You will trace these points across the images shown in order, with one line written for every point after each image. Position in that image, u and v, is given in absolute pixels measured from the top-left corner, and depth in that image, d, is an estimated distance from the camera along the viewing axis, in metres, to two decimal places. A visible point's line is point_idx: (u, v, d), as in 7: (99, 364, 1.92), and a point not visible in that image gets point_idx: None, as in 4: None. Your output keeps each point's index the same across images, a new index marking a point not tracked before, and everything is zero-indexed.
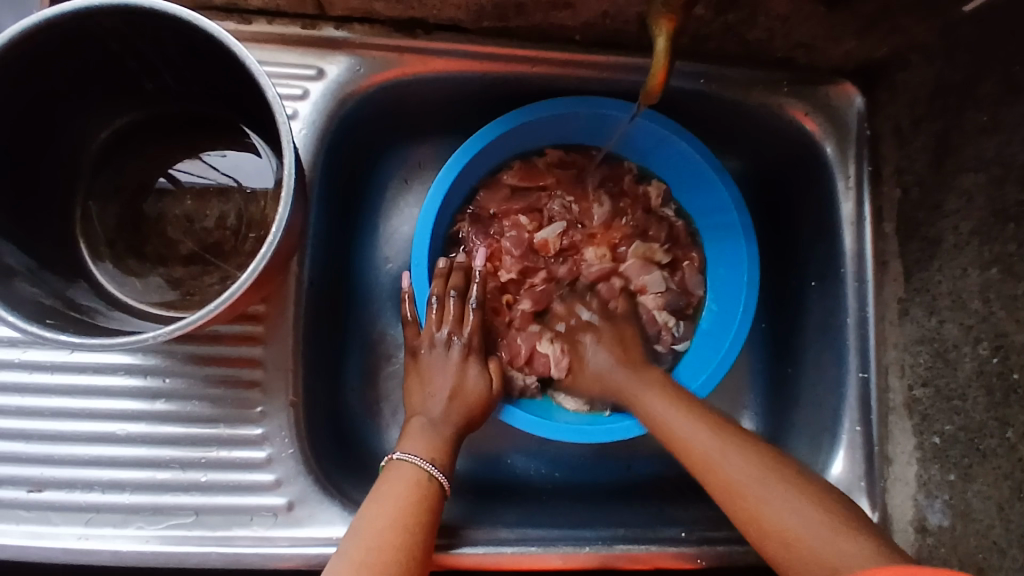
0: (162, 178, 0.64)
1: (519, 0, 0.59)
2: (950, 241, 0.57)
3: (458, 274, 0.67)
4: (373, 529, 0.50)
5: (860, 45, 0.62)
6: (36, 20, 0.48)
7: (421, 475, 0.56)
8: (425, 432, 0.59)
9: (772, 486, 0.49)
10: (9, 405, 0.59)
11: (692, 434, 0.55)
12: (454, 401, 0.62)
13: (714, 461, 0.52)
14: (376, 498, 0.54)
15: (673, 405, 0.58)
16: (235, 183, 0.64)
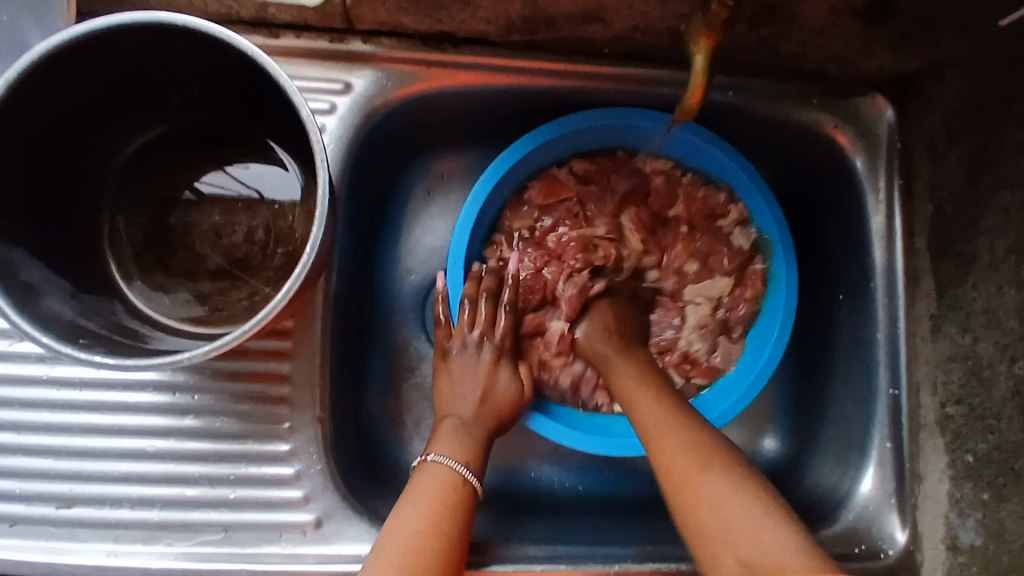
0: (188, 192, 0.64)
1: (551, 14, 0.59)
2: (986, 258, 0.57)
3: (491, 278, 0.67)
4: (408, 529, 0.50)
5: (894, 58, 0.62)
6: (66, 37, 0.48)
7: (456, 477, 0.55)
8: (457, 435, 0.59)
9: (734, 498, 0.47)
10: (37, 421, 0.59)
11: (684, 445, 0.52)
12: (482, 406, 0.61)
13: (699, 481, 0.49)
14: (410, 498, 0.53)
15: (667, 414, 0.55)
16: (258, 194, 0.64)
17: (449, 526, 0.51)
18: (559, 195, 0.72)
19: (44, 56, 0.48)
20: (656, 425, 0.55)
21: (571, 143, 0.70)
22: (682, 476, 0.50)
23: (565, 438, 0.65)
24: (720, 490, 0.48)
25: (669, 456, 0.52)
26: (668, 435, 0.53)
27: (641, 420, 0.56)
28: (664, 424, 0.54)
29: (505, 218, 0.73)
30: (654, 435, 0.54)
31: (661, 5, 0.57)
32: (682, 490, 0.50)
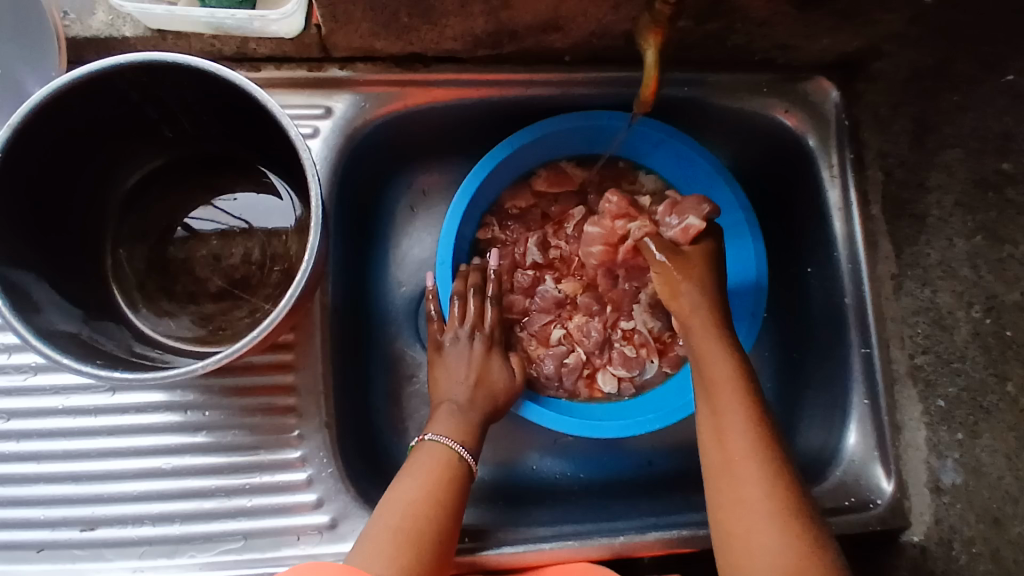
0: (180, 229, 0.67)
1: (513, 27, 0.63)
2: (935, 215, 0.61)
3: (476, 274, 0.71)
4: (407, 499, 0.54)
5: (836, 41, 0.66)
6: (65, 80, 0.52)
7: (452, 455, 0.59)
8: (454, 417, 0.62)
9: (758, 512, 0.54)
10: (56, 449, 0.62)
11: (752, 498, 0.55)
12: (477, 393, 0.64)
13: (755, 534, 0.53)
14: (409, 473, 0.57)
15: (743, 451, 0.57)
16: (246, 224, 0.67)
17: (444, 508, 0.55)
18: (564, 186, 0.79)
19: (43, 101, 0.51)
20: (730, 459, 0.57)
21: (548, 146, 0.75)
22: (737, 522, 0.55)
23: (558, 424, 0.70)
24: (770, 548, 0.52)
25: (735, 503, 0.55)
26: (740, 480, 0.56)
27: (716, 448, 0.59)
28: (738, 459, 0.57)
29: (502, 201, 0.79)
30: (725, 471, 0.57)
31: (612, 11, 0.61)
32: (732, 535, 0.55)
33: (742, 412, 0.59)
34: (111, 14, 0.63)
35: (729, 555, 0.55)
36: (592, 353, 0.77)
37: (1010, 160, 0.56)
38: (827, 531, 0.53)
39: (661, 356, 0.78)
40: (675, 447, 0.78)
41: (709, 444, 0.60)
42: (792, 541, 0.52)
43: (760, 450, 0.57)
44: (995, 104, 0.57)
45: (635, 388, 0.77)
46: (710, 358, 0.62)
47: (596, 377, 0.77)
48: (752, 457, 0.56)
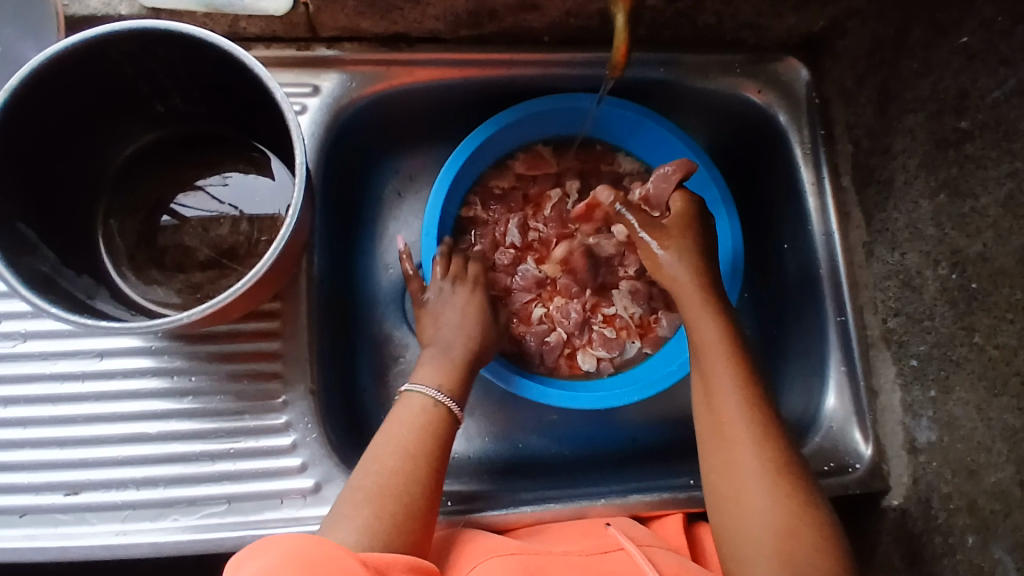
0: (166, 216, 0.68)
1: (492, 6, 0.66)
2: (902, 178, 0.63)
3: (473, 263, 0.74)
4: (381, 453, 0.57)
5: (800, 19, 0.69)
6: (61, 47, 0.53)
7: (427, 401, 0.61)
8: (434, 360, 0.65)
9: (752, 475, 0.55)
10: (43, 415, 0.63)
11: (745, 463, 0.55)
12: (464, 350, 0.66)
13: (746, 497, 0.54)
14: (387, 426, 0.59)
15: (735, 416, 0.57)
16: (236, 210, 0.68)
17: (424, 459, 0.57)
18: (543, 168, 0.81)
19: (41, 66, 0.53)
20: (720, 423, 0.58)
21: (529, 128, 0.78)
22: (729, 485, 0.56)
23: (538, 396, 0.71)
24: (761, 510, 0.53)
25: (727, 467, 0.56)
26: (731, 445, 0.56)
27: (706, 414, 0.59)
28: (729, 424, 0.57)
29: (484, 181, 0.81)
30: (716, 436, 0.58)
31: None
32: (724, 499, 0.56)
33: (733, 378, 0.59)
34: None
35: (720, 513, 0.56)
36: (571, 333, 0.79)
37: (966, 117, 0.57)
38: (814, 488, 0.55)
39: (642, 338, 0.79)
40: (660, 421, 0.80)
41: (700, 410, 0.60)
42: (779, 504, 0.53)
43: (751, 414, 0.57)
44: (950, 67, 0.58)
45: (614, 367, 0.79)
46: (698, 325, 0.62)
47: (576, 357, 0.79)
48: (743, 420, 0.57)
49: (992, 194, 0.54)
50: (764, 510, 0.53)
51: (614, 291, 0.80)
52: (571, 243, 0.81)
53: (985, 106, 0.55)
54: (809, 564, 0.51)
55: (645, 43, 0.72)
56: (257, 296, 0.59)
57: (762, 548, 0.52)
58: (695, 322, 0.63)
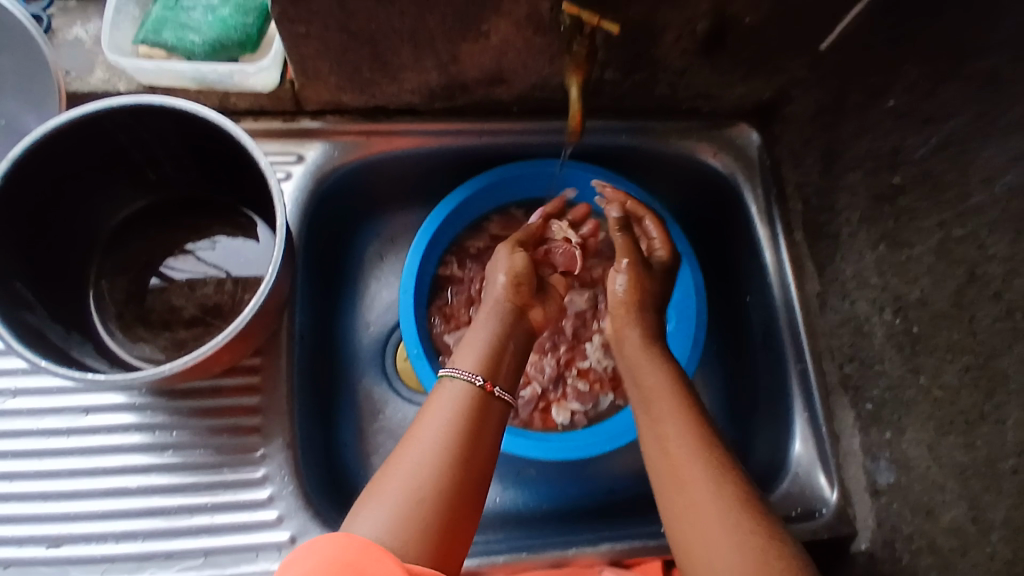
0: (155, 278, 0.71)
1: (464, 81, 0.72)
2: (847, 232, 0.68)
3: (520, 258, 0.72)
4: (420, 444, 0.54)
5: (749, 89, 0.75)
6: (63, 120, 0.58)
7: (466, 392, 0.58)
8: (476, 354, 0.62)
9: (710, 510, 0.52)
10: (28, 469, 0.64)
11: (701, 499, 0.53)
12: (503, 351, 0.63)
13: (711, 536, 0.51)
14: (429, 414, 0.57)
15: (687, 455, 0.56)
16: (224, 273, 0.71)
17: (464, 459, 0.54)
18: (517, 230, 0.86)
19: (42, 138, 0.58)
20: (673, 464, 0.56)
21: (503, 192, 0.83)
22: (692, 530, 0.52)
23: (511, 446, 0.74)
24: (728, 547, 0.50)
25: (686, 509, 0.53)
26: (687, 482, 0.54)
27: (658, 464, 0.58)
28: (681, 464, 0.56)
29: (461, 242, 0.86)
30: (670, 479, 0.56)
31: (550, 64, 0.70)
32: (689, 546, 0.52)
33: (681, 423, 0.58)
34: (108, 72, 0.71)
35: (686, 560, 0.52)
36: (546, 387, 0.81)
37: (898, 173, 0.61)
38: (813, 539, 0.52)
39: (615, 390, 0.82)
40: (635, 473, 0.81)
41: (652, 462, 0.59)
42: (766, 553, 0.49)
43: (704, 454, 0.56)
44: (883, 127, 0.63)
45: (588, 420, 0.81)
46: (647, 376, 0.64)
47: (551, 410, 0.81)
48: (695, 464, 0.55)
49: (925, 242, 0.58)
50: (731, 545, 0.50)
51: (587, 345, 0.83)
52: None
53: (914, 161, 0.59)
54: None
55: (606, 112, 0.78)
56: (238, 351, 0.62)
57: None
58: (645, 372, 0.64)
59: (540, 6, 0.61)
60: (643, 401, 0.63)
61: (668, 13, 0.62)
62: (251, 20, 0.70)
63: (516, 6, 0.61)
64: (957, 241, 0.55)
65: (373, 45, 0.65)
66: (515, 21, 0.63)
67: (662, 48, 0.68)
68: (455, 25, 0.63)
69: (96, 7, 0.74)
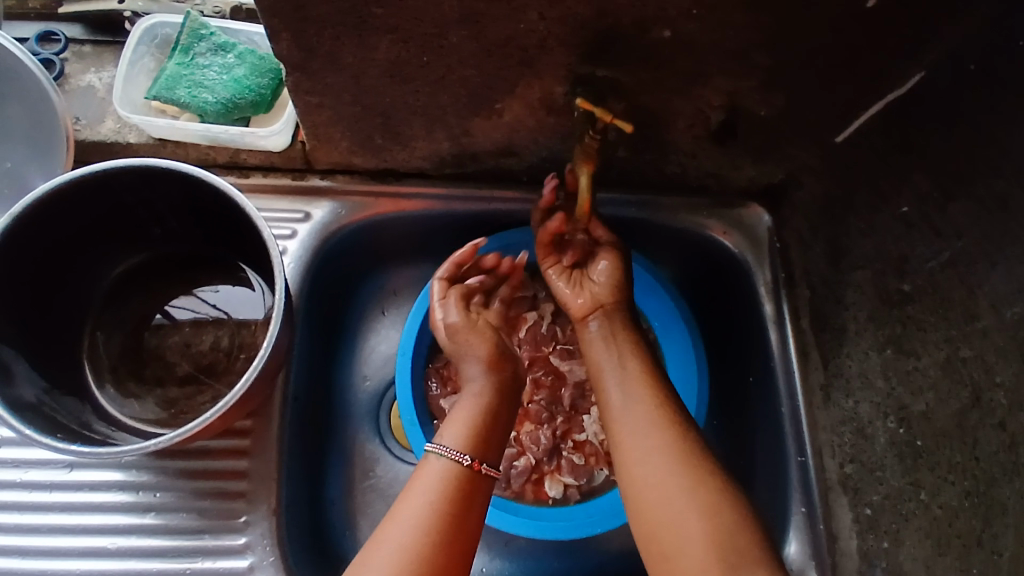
0: (159, 315, 0.71)
1: (474, 151, 0.72)
2: (853, 329, 0.66)
3: (455, 294, 0.74)
4: (400, 525, 0.56)
5: (760, 171, 0.75)
6: (67, 179, 0.58)
7: (454, 467, 0.61)
8: (460, 426, 0.65)
9: (667, 468, 0.56)
10: (9, 522, 0.64)
11: (655, 458, 0.57)
12: (487, 416, 0.66)
13: (664, 496, 0.54)
14: (410, 490, 0.60)
15: (642, 420, 0.59)
16: (224, 314, 0.70)
17: (444, 543, 0.56)
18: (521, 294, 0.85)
19: (45, 195, 0.58)
20: (627, 429, 0.59)
21: None
22: (645, 489, 0.56)
23: (503, 523, 0.73)
24: (681, 505, 0.53)
25: (641, 467, 0.57)
26: (642, 442, 0.58)
27: (615, 424, 0.61)
28: (635, 429, 0.59)
29: None
30: (624, 443, 0.59)
31: (561, 141, 0.69)
32: (641, 501, 0.56)
33: (637, 390, 0.62)
34: (119, 122, 0.70)
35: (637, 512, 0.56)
36: (540, 458, 0.79)
37: (907, 281, 0.60)
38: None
39: (610, 466, 0.80)
40: (626, 553, 0.80)
41: (608, 418, 0.62)
42: (764, 554, 0.51)
43: (662, 417, 0.59)
44: (891, 231, 0.62)
45: (581, 494, 0.79)
46: (602, 350, 0.67)
47: (543, 482, 0.79)
48: (651, 427, 0.59)
49: (932, 355, 0.57)
50: (684, 503, 0.53)
51: (584, 417, 0.82)
52: (546, 367, 0.83)
53: (922, 271, 0.58)
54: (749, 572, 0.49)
55: (614, 185, 0.78)
56: (230, 417, 0.61)
57: (682, 543, 0.52)
58: (603, 360, 0.66)
59: (553, 92, 0.62)
60: (597, 378, 0.65)
61: (679, 103, 0.64)
62: (265, 82, 0.70)
63: (529, 89, 0.62)
64: (964, 361, 0.54)
65: (385, 116, 0.66)
66: (527, 102, 0.64)
67: (673, 133, 0.68)
68: (467, 103, 0.64)
69: (112, 53, 0.74)
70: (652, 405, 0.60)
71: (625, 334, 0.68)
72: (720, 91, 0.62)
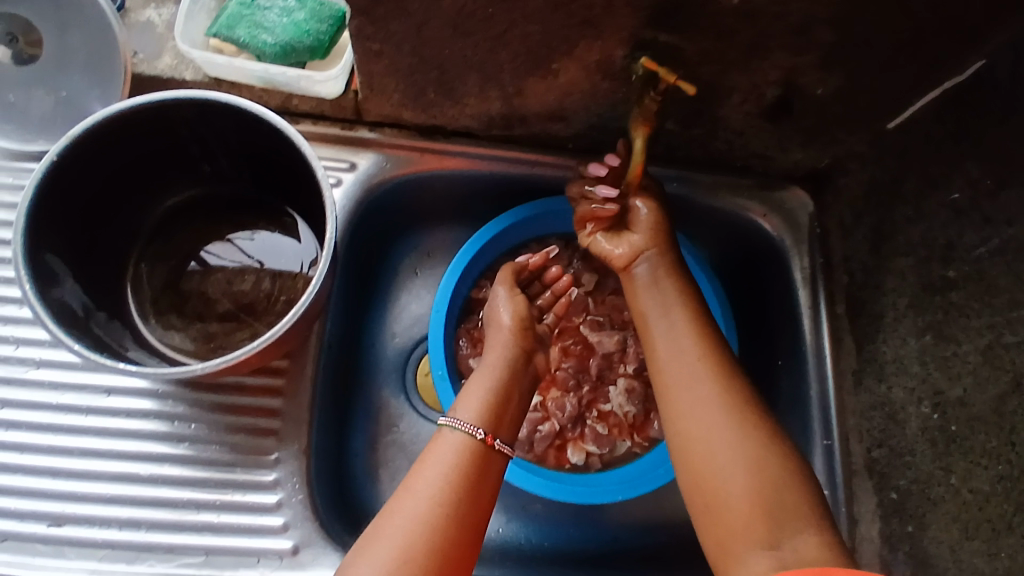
0: (193, 262, 0.71)
1: (524, 113, 0.72)
2: (891, 314, 0.66)
3: (507, 273, 0.77)
4: (411, 499, 0.57)
5: (807, 155, 0.75)
6: (128, 105, 0.59)
7: (470, 440, 0.61)
8: (474, 399, 0.65)
9: (719, 418, 0.56)
10: (42, 442, 0.65)
11: (706, 406, 0.57)
12: (497, 390, 0.67)
13: (714, 444, 0.55)
14: (424, 462, 0.60)
15: (695, 367, 0.60)
16: (259, 264, 0.71)
17: (455, 517, 0.57)
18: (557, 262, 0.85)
19: (105, 119, 0.58)
20: (678, 375, 0.60)
21: (547, 223, 0.83)
22: (692, 439, 0.57)
23: (525, 483, 0.73)
24: (726, 458, 0.54)
25: (689, 416, 0.58)
26: (693, 389, 0.59)
27: (662, 372, 0.61)
28: (687, 376, 0.59)
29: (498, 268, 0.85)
30: (674, 387, 0.60)
31: (612, 108, 0.70)
32: (688, 449, 0.57)
33: (691, 337, 0.62)
34: (176, 58, 0.71)
35: (682, 454, 0.57)
36: (565, 425, 0.80)
37: (953, 267, 0.60)
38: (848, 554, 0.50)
39: (632, 438, 0.81)
40: (642, 524, 0.80)
41: (655, 367, 0.62)
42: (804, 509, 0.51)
43: (709, 369, 0.59)
44: (938, 218, 0.61)
45: (602, 463, 0.80)
46: (654, 293, 0.66)
47: (566, 449, 0.80)
48: (704, 375, 0.59)
49: (972, 341, 0.57)
50: (733, 452, 0.54)
51: (610, 389, 0.82)
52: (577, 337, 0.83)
53: (969, 259, 0.58)
54: (796, 529, 0.50)
55: (658, 160, 0.78)
56: (264, 355, 0.62)
57: (727, 492, 0.53)
58: (652, 300, 0.66)
59: (612, 55, 0.62)
60: (645, 314, 0.66)
61: (736, 76, 0.64)
62: (324, 28, 0.70)
63: (587, 51, 0.62)
64: (1007, 347, 0.54)
65: (441, 70, 0.66)
66: (585, 64, 0.64)
67: (725, 108, 0.69)
68: (525, 62, 0.64)
69: None
70: (704, 354, 0.61)
71: (671, 281, 0.67)
72: (779, 66, 0.62)
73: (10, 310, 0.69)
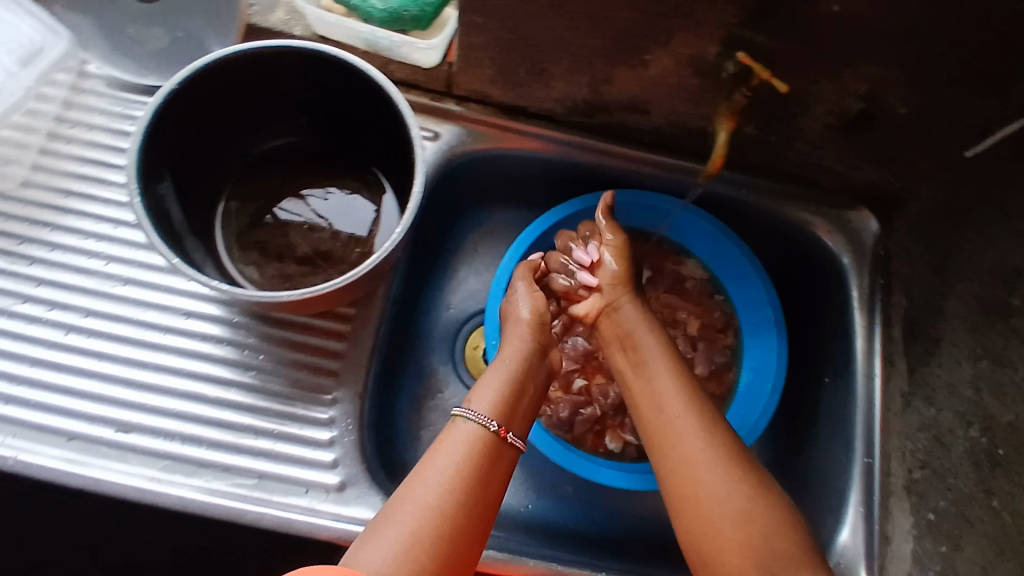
0: (269, 216, 0.74)
1: (607, 103, 0.75)
2: (949, 339, 0.68)
3: (525, 267, 0.80)
4: (424, 483, 0.59)
5: (879, 176, 0.76)
6: (247, 48, 0.63)
7: (483, 432, 0.63)
8: (491, 392, 0.67)
9: (711, 469, 0.59)
10: (119, 353, 0.69)
11: (696, 457, 0.60)
12: (512, 386, 0.69)
13: (707, 494, 0.58)
14: (437, 450, 0.62)
15: (687, 419, 0.63)
16: (327, 222, 0.73)
17: (463, 506, 0.58)
18: None
19: (226, 57, 0.63)
20: (668, 426, 0.63)
21: None
22: (687, 486, 0.59)
23: (563, 460, 0.75)
24: (721, 508, 0.57)
25: (681, 464, 0.60)
26: (683, 440, 0.62)
27: (649, 422, 0.65)
28: (678, 427, 0.63)
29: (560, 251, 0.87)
30: (666, 437, 0.63)
31: (694, 106, 0.72)
32: (682, 497, 0.59)
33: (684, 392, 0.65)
34: (288, 14, 0.77)
35: (678, 501, 0.60)
36: (606, 411, 0.82)
37: None
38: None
39: None
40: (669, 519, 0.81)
41: (647, 417, 0.66)
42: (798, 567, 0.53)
43: (700, 422, 0.63)
44: None
45: (638, 454, 0.81)
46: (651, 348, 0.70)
47: (604, 435, 0.82)
48: (694, 426, 0.62)
49: None
50: (727, 504, 0.57)
51: None
52: None
53: None
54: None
55: (729, 165, 0.80)
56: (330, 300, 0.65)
57: (723, 540, 0.56)
58: (645, 351, 0.71)
59: (705, 51, 0.64)
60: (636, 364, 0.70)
61: (823, 87, 0.66)
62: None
63: (682, 45, 0.64)
64: None
65: (537, 50, 0.69)
66: (677, 58, 0.66)
67: (806, 119, 0.70)
68: (619, 49, 0.67)
69: None
70: (694, 407, 0.64)
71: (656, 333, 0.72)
72: (867, 81, 0.64)
73: (106, 229, 0.73)
